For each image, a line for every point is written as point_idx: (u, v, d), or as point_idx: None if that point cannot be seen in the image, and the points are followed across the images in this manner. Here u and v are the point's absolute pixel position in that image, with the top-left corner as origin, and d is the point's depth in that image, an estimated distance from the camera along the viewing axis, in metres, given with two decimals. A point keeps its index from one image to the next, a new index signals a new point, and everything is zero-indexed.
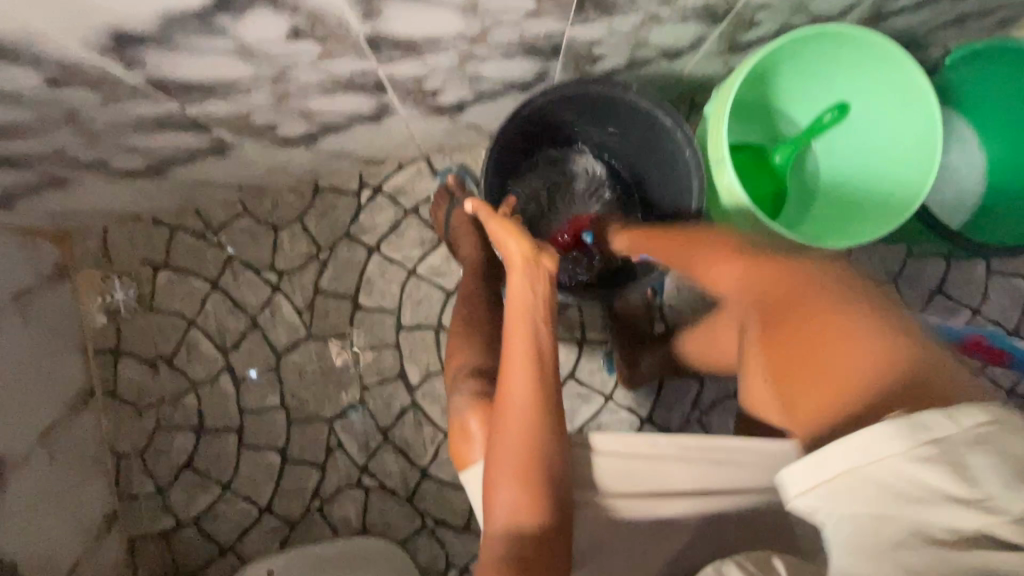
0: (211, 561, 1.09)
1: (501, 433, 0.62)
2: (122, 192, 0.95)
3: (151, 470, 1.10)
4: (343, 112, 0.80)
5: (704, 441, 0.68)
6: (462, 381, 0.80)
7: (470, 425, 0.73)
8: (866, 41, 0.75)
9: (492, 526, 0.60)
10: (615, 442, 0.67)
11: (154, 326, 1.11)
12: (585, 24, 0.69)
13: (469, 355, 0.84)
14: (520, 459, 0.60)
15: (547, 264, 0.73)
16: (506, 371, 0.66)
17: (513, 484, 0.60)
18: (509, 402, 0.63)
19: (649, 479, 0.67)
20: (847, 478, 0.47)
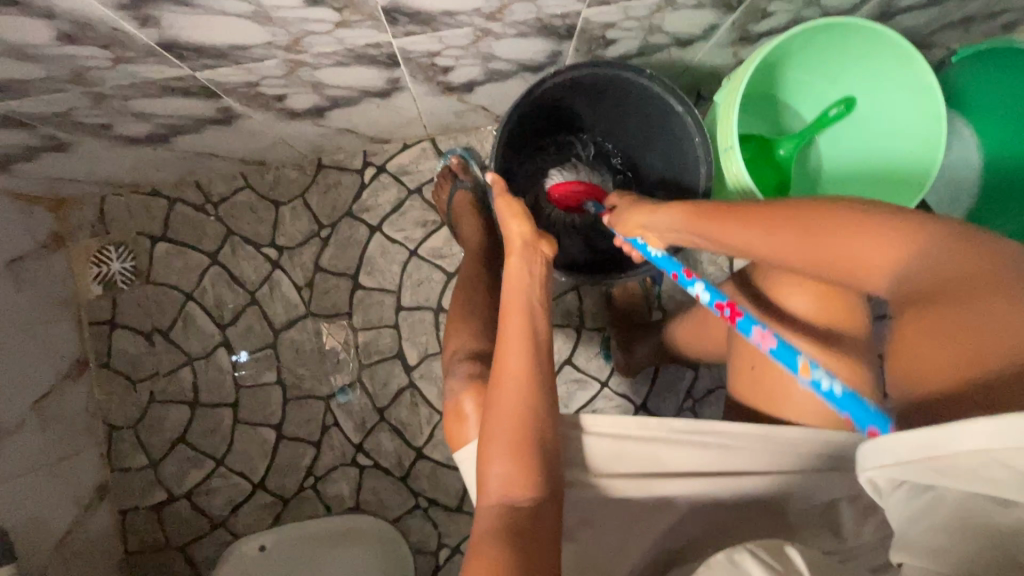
0: (202, 536, 1.08)
1: (497, 407, 0.63)
2: (124, 160, 0.94)
3: (144, 444, 1.09)
4: (354, 86, 0.80)
5: (691, 425, 0.68)
6: (458, 364, 0.81)
7: (463, 408, 0.74)
8: (874, 35, 0.76)
9: (487, 500, 0.59)
10: (604, 422, 0.67)
11: (149, 299, 1.10)
12: (602, 6, 0.69)
13: (466, 338, 0.84)
14: (514, 431, 0.61)
15: (543, 251, 0.76)
16: (503, 349, 0.67)
17: (507, 453, 0.60)
18: (505, 376, 0.65)
19: (634, 461, 0.67)
20: (932, 459, 0.40)
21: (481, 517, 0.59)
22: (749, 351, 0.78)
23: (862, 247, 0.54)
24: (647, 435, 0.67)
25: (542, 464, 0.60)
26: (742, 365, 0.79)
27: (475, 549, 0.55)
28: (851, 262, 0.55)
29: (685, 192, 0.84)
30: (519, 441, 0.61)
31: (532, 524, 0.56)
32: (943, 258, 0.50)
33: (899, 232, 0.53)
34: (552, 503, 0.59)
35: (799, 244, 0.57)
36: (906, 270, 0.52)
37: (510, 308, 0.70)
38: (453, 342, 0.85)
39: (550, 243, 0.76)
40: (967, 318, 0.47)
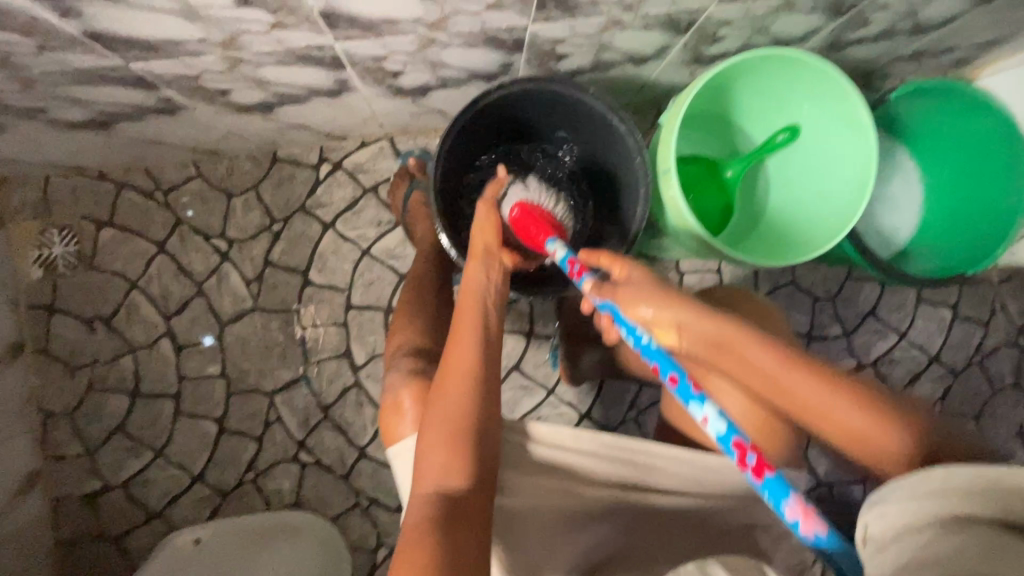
0: (137, 526, 1.07)
1: (440, 401, 0.63)
2: (66, 143, 0.92)
3: (81, 432, 1.07)
4: (300, 84, 0.79)
5: (625, 443, 0.69)
6: (400, 361, 0.80)
7: (403, 403, 0.73)
8: (813, 69, 0.78)
9: (421, 488, 0.59)
10: (553, 434, 0.68)
11: (93, 285, 1.08)
12: (547, 22, 0.69)
13: (409, 335, 0.83)
14: (455, 425, 0.61)
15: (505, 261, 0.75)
16: (453, 347, 0.67)
17: (444, 444, 0.60)
18: (454, 371, 0.64)
19: (576, 475, 0.68)
20: (980, 490, 0.41)
21: (412, 507, 0.58)
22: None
23: (845, 406, 0.56)
24: (587, 450, 0.69)
25: (481, 457, 0.60)
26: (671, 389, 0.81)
27: (406, 538, 0.54)
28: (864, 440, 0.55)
29: (626, 210, 0.86)
30: (458, 434, 0.61)
31: (464, 511, 0.56)
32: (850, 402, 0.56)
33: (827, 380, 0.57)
34: (487, 494, 0.59)
35: (826, 401, 0.57)
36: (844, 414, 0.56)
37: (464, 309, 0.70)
38: (398, 338, 0.84)
39: (511, 256, 0.75)
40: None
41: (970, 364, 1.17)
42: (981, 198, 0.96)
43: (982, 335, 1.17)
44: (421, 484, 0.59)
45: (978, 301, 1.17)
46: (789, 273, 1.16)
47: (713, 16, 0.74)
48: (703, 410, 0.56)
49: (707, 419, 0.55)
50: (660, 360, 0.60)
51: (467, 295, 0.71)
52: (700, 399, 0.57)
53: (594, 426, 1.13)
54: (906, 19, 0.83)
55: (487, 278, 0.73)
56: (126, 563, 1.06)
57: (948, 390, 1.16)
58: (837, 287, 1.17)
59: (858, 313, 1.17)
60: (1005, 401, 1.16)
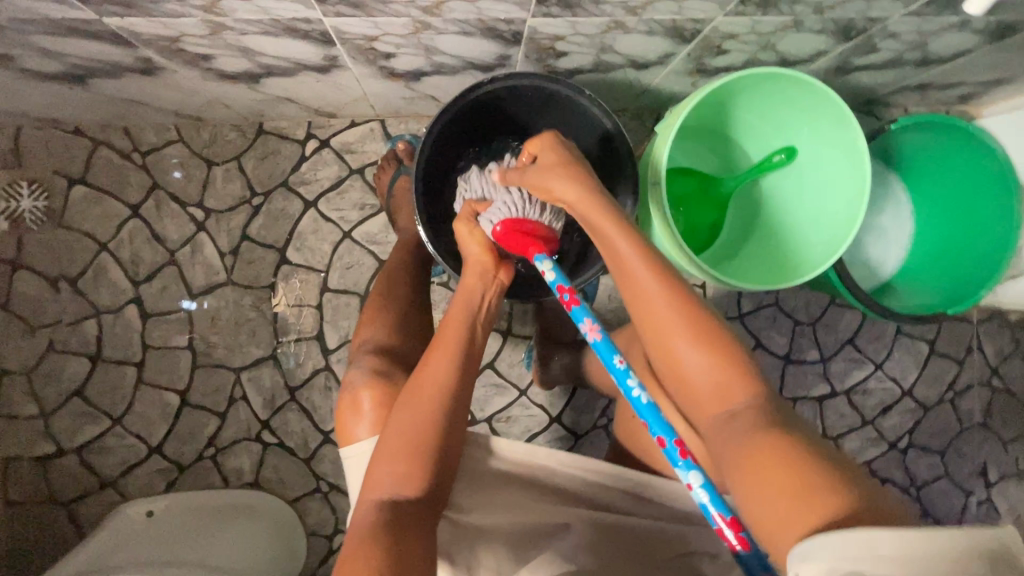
0: (88, 494, 1.04)
1: (405, 407, 0.60)
2: (39, 93, 0.88)
3: (37, 393, 1.04)
4: (287, 57, 0.76)
5: (581, 461, 0.72)
6: (362, 358, 0.78)
7: (362, 402, 0.72)
8: (816, 91, 0.76)
9: (373, 494, 0.57)
10: (510, 447, 0.71)
11: (60, 244, 1.05)
12: (547, 18, 0.67)
13: (376, 330, 0.81)
14: (416, 437, 0.58)
15: (502, 278, 0.71)
16: (430, 354, 0.64)
17: (404, 452, 0.58)
18: (426, 381, 0.61)
19: (534, 491, 0.69)
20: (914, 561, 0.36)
21: (360, 513, 0.57)
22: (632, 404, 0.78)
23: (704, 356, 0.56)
24: (540, 463, 0.71)
25: (438, 471, 0.59)
26: (628, 412, 0.80)
27: (350, 544, 0.53)
28: (708, 390, 0.56)
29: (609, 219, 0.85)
30: (418, 444, 0.58)
31: (413, 524, 0.55)
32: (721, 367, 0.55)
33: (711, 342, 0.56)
34: (438, 508, 0.58)
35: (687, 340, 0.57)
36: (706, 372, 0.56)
37: (450, 319, 0.66)
38: (364, 332, 0.82)
39: (509, 272, 0.72)
40: (766, 491, 0.46)
41: (941, 400, 1.17)
42: (970, 237, 0.96)
43: (956, 372, 1.17)
44: (372, 489, 0.58)
45: (956, 338, 1.17)
46: (773, 294, 1.16)
47: (719, 28, 0.72)
48: (688, 478, 0.56)
49: (693, 489, 0.55)
50: (652, 419, 0.60)
51: (456, 307, 0.67)
52: (686, 467, 0.56)
53: (564, 431, 1.12)
54: (914, 50, 0.81)
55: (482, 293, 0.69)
56: (75, 530, 1.04)
57: (917, 423, 1.17)
58: (818, 313, 1.16)
59: (837, 339, 1.17)
60: (972, 438, 1.17)
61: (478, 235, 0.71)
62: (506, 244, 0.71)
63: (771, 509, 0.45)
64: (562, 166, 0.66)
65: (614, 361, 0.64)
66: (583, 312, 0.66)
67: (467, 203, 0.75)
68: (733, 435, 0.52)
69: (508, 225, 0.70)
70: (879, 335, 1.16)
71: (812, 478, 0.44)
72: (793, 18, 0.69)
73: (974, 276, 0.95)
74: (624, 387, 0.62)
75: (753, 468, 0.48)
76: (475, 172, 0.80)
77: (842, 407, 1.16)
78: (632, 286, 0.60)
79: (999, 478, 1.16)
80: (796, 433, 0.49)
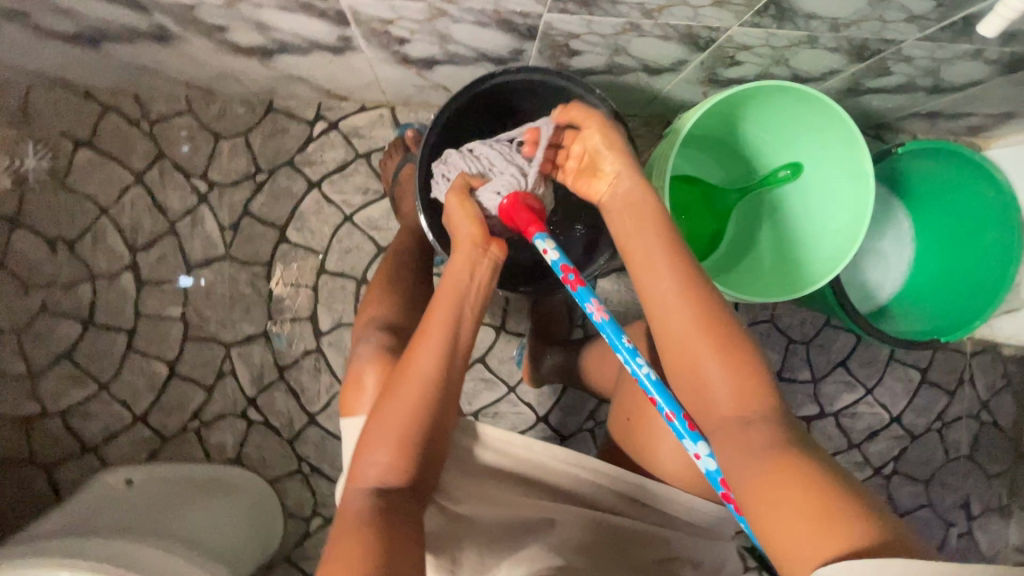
0: (68, 458, 1.04)
1: (391, 398, 0.60)
2: (53, 52, 0.89)
3: (26, 352, 1.04)
4: (301, 34, 0.76)
5: (575, 456, 0.71)
6: (371, 333, 0.78)
7: (364, 379, 0.71)
8: (829, 113, 0.76)
9: (361, 484, 0.57)
10: (502, 440, 0.69)
11: (61, 206, 1.05)
12: (563, 14, 0.67)
13: (382, 309, 0.81)
14: (404, 426, 0.58)
15: (494, 254, 0.69)
16: (417, 344, 0.62)
17: (390, 442, 0.58)
18: (413, 370, 0.61)
19: (521, 483, 0.69)
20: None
21: (349, 499, 0.57)
22: (627, 404, 0.78)
23: (720, 361, 0.55)
24: (532, 456, 0.70)
25: (424, 459, 0.59)
26: (619, 412, 0.80)
27: (338, 532, 0.53)
28: (723, 397, 0.55)
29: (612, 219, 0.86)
30: (404, 437, 0.58)
31: (402, 511, 0.55)
32: (735, 374, 0.55)
33: (729, 348, 0.55)
34: (425, 493, 0.59)
35: (705, 343, 0.56)
36: (720, 375, 0.55)
37: (438, 305, 0.64)
38: (369, 311, 0.81)
39: (501, 246, 0.69)
40: (784, 511, 0.46)
41: (929, 430, 1.17)
42: (969, 269, 0.96)
43: (946, 403, 1.17)
44: (360, 477, 0.58)
45: (948, 369, 1.17)
46: (769, 310, 1.16)
47: (733, 38, 0.72)
48: (696, 448, 0.58)
49: (699, 458, 0.57)
50: (658, 395, 0.60)
51: (444, 291, 0.66)
52: (697, 437, 0.57)
53: (549, 431, 1.12)
54: (927, 76, 0.81)
55: (472, 273, 0.68)
56: (52, 493, 1.03)
57: (903, 451, 1.17)
58: (812, 333, 1.16)
59: (829, 361, 1.16)
60: (956, 470, 1.17)
61: (469, 212, 0.70)
62: (507, 217, 0.71)
63: (787, 529, 0.46)
64: (610, 148, 0.68)
65: (622, 341, 0.64)
66: (588, 294, 0.66)
67: (461, 175, 0.74)
68: (749, 447, 0.52)
69: (515, 199, 0.71)
70: (871, 359, 1.16)
71: (834, 503, 0.45)
72: (808, 34, 0.70)
73: (969, 307, 0.94)
74: (631, 365, 0.63)
75: (774, 487, 0.48)
76: (455, 151, 0.78)
77: (830, 430, 1.16)
78: (655, 282, 0.59)
79: (981, 511, 1.16)
80: (813, 453, 0.50)
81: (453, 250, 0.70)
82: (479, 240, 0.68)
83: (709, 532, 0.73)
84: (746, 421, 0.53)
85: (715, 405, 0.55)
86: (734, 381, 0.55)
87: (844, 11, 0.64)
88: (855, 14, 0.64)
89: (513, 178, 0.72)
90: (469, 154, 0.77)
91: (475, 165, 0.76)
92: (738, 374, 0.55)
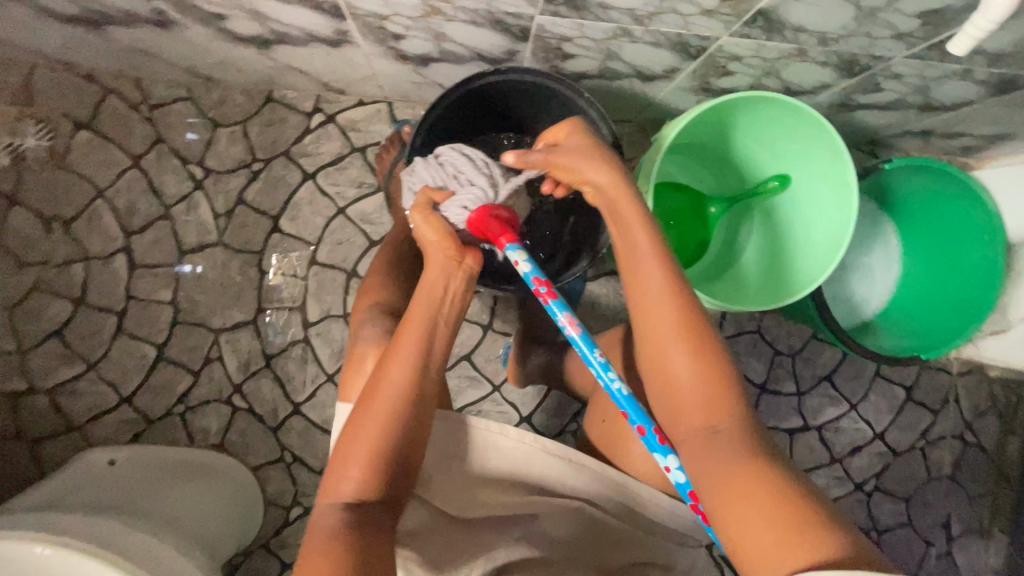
0: (53, 435, 1.05)
1: (364, 410, 0.61)
2: (56, 33, 0.90)
3: (17, 328, 1.05)
4: (299, 26, 0.77)
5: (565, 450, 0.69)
6: (376, 316, 0.78)
7: (365, 363, 0.72)
8: (816, 126, 0.77)
9: (334, 500, 0.57)
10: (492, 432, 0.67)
11: (60, 185, 1.06)
12: (555, 17, 0.68)
13: (387, 294, 0.82)
14: (377, 439, 0.58)
15: (469, 264, 0.69)
16: (391, 355, 0.63)
17: (363, 457, 0.58)
18: (387, 383, 0.61)
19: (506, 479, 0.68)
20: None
21: (322, 514, 0.57)
22: (604, 406, 0.78)
23: (697, 368, 0.56)
24: (518, 451, 0.68)
25: (398, 470, 0.59)
26: (598, 413, 0.80)
27: (310, 548, 0.53)
28: (695, 405, 0.55)
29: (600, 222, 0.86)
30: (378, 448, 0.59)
31: (374, 527, 0.55)
32: (711, 380, 0.55)
33: (706, 356, 0.56)
34: (398, 505, 0.59)
35: (683, 351, 0.56)
36: (696, 381, 0.55)
37: (411, 317, 0.65)
38: (368, 296, 0.82)
39: (476, 257, 0.70)
40: (752, 521, 0.47)
41: (912, 448, 1.17)
42: (953, 286, 0.96)
43: (930, 422, 1.17)
44: (334, 491, 0.58)
45: (933, 388, 1.17)
46: (756, 320, 1.16)
47: (723, 48, 0.72)
48: (666, 461, 0.58)
49: (671, 470, 0.57)
50: (630, 410, 0.60)
51: (416, 305, 0.66)
52: (666, 451, 0.58)
53: (531, 431, 1.12)
54: (918, 94, 0.81)
55: (447, 285, 0.68)
56: (35, 469, 1.04)
57: (885, 468, 1.17)
58: (799, 345, 1.17)
59: (815, 374, 1.17)
60: (938, 490, 1.17)
61: (435, 222, 0.69)
62: (478, 231, 0.71)
63: (756, 539, 0.46)
64: (592, 150, 0.67)
65: (595, 356, 0.64)
66: (560, 307, 0.67)
67: (423, 190, 0.72)
68: (718, 455, 0.52)
69: (483, 212, 0.70)
70: (857, 375, 1.16)
71: (803, 514, 0.45)
72: (797, 47, 0.70)
73: (953, 324, 0.95)
74: (604, 380, 0.62)
75: (745, 497, 0.48)
76: (420, 160, 0.78)
77: (812, 443, 1.16)
78: (640, 288, 0.60)
79: (960, 532, 1.16)
80: (782, 463, 0.50)
81: (427, 262, 0.70)
82: (449, 253, 0.68)
83: (681, 535, 0.73)
84: (717, 428, 0.54)
85: (688, 411, 0.56)
86: (707, 388, 0.55)
87: (831, 25, 0.65)
88: (842, 29, 0.65)
89: (477, 188, 0.72)
90: (433, 159, 0.76)
91: (436, 175, 0.75)
92: (715, 381, 0.55)
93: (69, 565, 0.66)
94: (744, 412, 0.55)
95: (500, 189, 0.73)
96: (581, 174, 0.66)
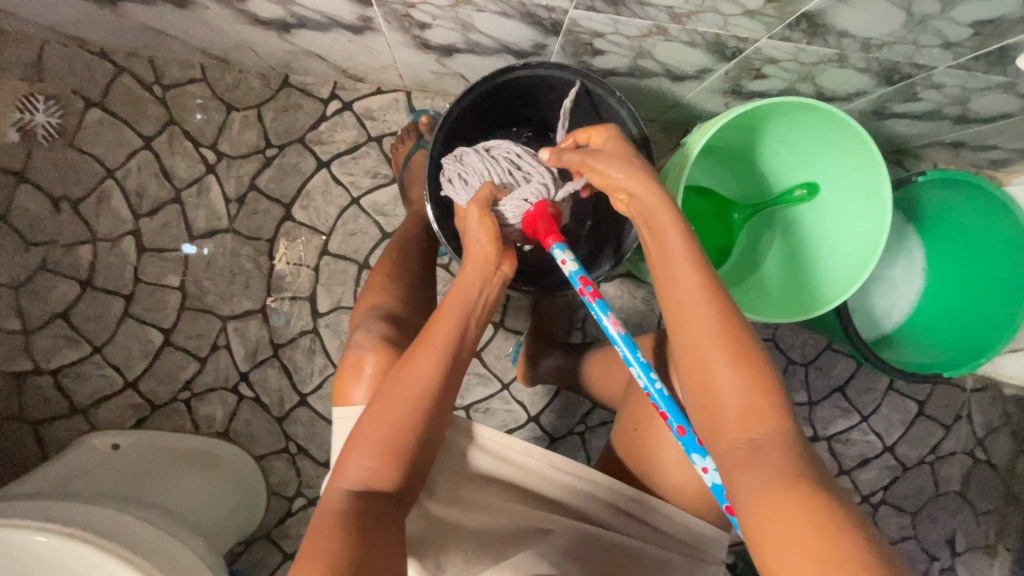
0: (57, 418, 1.03)
1: (387, 398, 0.60)
2: (69, 8, 0.88)
3: (23, 309, 1.03)
4: (322, 10, 0.75)
5: (569, 465, 0.69)
6: (371, 321, 0.77)
7: (363, 365, 0.71)
8: (854, 135, 0.74)
9: (346, 482, 0.57)
10: (498, 444, 0.69)
11: (69, 165, 1.04)
12: (590, 12, 0.65)
13: (385, 297, 0.80)
14: (398, 430, 0.58)
15: (505, 271, 0.70)
16: (419, 349, 0.62)
17: (380, 447, 0.58)
18: (415, 375, 0.61)
19: (512, 489, 0.68)
20: None
21: (329, 497, 0.57)
22: (633, 413, 0.77)
23: (735, 376, 0.54)
24: (531, 466, 0.69)
25: (418, 461, 0.59)
26: (627, 423, 0.78)
27: (314, 529, 0.53)
28: (734, 413, 0.54)
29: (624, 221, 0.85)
30: (394, 442, 0.58)
31: (381, 517, 0.54)
32: (746, 390, 0.54)
33: (745, 366, 0.54)
34: (409, 498, 0.59)
35: (720, 359, 0.55)
36: (731, 389, 0.54)
37: (443, 313, 0.65)
38: (369, 297, 0.81)
39: (512, 263, 0.71)
40: (790, 535, 0.45)
41: (921, 462, 1.16)
42: (977, 304, 0.95)
43: (941, 437, 1.16)
44: (345, 478, 0.57)
45: (947, 404, 1.16)
46: (772, 328, 1.15)
47: (760, 50, 0.70)
48: (703, 462, 0.59)
49: (706, 471, 0.58)
50: (670, 410, 0.61)
51: (450, 302, 0.66)
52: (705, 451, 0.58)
53: (539, 431, 1.11)
54: (956, 105, 0.79)
55: (481, 290, 0.68)
56: (39, 451, 1.02)
57: (893, 481, 1.15)
58: (813, 355, 1.15)
59: (828, 384, 1.15)
60: (946, 505, 1.16)
61: (487, 223, 0.69)
62: (535, 222, 0.71)
63: (790, 554, 0.45)
64: (625, 159, 0.66)
65: (635, 357, 0.64)
66: (605, 307, 0.65)
67: (486, 185, 0.72)
68: (757, 468, 0.50)
69: (541, 208, 0.71)
70: (870, 387, 1.15)
71: (841, 530, 0.44)
72: (838, 52, 0.68)
73: (976, 342, 0.93)
74: (646, 383, 0.62)
75: (777, 510, 0.47)
76: (472, 151, 0.77)
77: (821, 454, 1.15)
78: (673, 290, 0.59)
79: (966, 549, 1.15)
80: (826, 483, 0.48)
81: (464, 264, 0.70)
82: (496, 250, 0.70)
83: (698, 551, 0.71)
84: (755, 438, 0.52)
85: (724, 421, 0.54)
86: (744, 398, 0.54)
87: (878, 31, 0.62)
88: (889, 36, 0.63)
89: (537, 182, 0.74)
90: (487, 154, 0.77)
91: (492, 170, 0.76)
92: (755, 390, 0.54)
93: (71, 554, 0.65)
94: (784, 423, 0.53)
95: (559, 189, 0.75)
96: (613, 181, 0.65)
